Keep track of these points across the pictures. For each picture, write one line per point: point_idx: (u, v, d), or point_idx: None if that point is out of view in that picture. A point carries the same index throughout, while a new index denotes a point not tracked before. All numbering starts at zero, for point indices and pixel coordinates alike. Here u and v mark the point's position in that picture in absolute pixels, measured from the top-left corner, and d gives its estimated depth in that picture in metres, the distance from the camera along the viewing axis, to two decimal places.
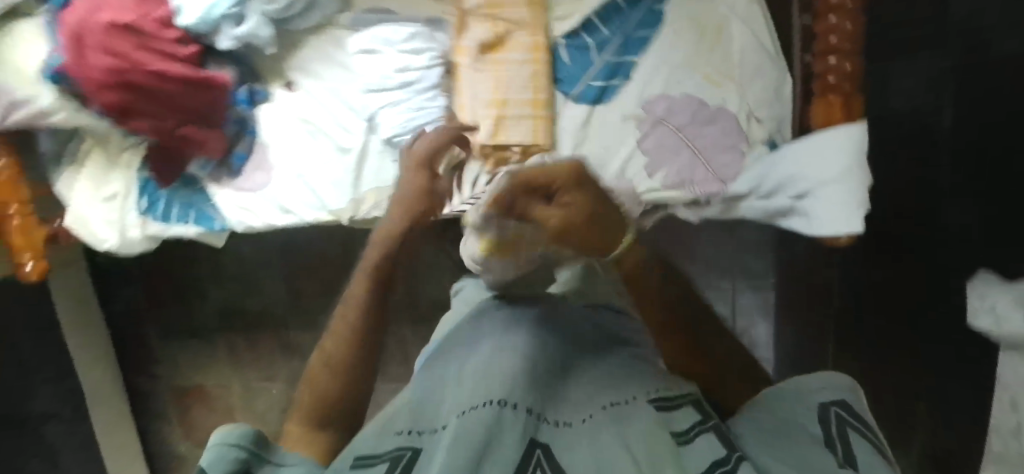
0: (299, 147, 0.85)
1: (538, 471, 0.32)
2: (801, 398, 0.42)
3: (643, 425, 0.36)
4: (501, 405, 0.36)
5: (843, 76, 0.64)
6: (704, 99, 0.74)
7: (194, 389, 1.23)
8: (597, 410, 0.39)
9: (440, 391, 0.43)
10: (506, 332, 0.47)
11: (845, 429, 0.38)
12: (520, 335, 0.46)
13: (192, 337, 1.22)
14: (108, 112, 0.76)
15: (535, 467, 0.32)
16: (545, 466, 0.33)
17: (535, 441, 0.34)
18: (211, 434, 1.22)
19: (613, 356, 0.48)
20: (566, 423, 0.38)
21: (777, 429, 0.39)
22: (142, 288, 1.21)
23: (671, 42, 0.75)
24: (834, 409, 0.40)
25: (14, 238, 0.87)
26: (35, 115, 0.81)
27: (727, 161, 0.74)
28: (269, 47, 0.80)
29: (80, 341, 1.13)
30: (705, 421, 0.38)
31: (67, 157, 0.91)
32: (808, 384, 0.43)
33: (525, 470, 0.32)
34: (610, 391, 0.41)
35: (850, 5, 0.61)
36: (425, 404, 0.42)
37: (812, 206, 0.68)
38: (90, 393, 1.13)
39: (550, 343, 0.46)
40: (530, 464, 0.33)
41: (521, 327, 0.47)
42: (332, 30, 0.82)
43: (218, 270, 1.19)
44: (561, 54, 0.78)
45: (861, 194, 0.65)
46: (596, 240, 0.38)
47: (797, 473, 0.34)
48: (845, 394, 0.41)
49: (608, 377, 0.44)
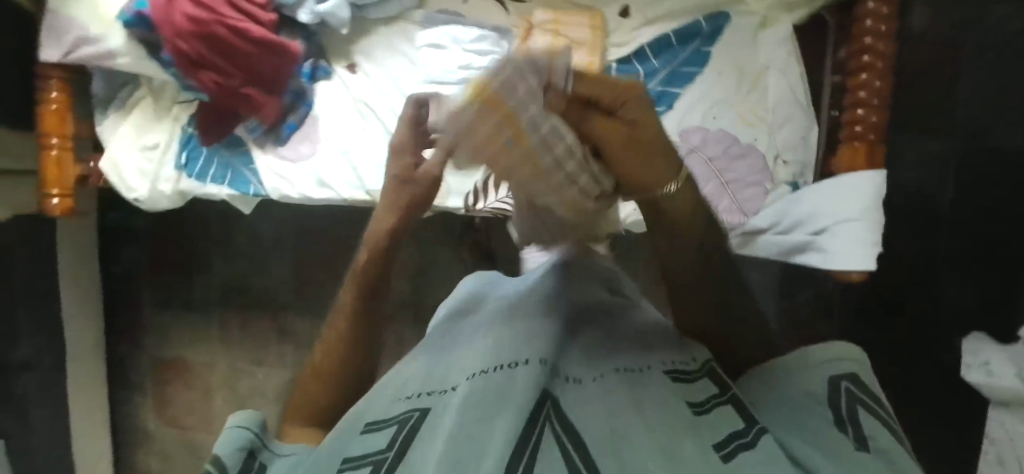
0: (349, 126, 0.89)
1: (549, 422, 0.33)
2: (808, 368, 0.40)
3: (658, 393, 0.37)
4: (514, 365, 0.35)
5: (868, 127, 0.71)
6: (737, 136, 0.80)
7: (177, 362, 1.20)
8: (609, 371, 0.39)
9: (449, 354, 0.44)
10: (518, 295, 0.47)
11: (855, 407, 0.36)
12: (533, 297, 0.46)
13: (187, 309, 1.21)
14: (178, 62, 0.79)
15: (546, 418, 0.33)
16: (556, 419, 0.33)
17: (545, 393, 0.35)
18: (184, 411, 1.19)
19: (631, 315, 0.47)
20: (578, 379, 0.37)
21: (784, 406, 0.38)
22: (147, 251, 1.21)
23: (712, 83, 0.81)
24: (846, 384, 0.38)
25: (48, 171, 0.88)
26: (101, 55, 0.83)
27: (750, 195, 0.79)
28: (343, 28, 0.85)
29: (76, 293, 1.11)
30: (722, 394, 0.38)
31: (117, 102, 0.93)
32: (822, 352, 0.40)
33: (536, 419, 0.32)
34: (620, 353, 0.41)
35: (881, 65, 0.70)
36: (435, 367, 0.43)
37: (830, 242, 0.73)
38: (75, 348, 1.10)
39: (565, 301, 0.46)
40: (541, 415, 0.33)
41: (533, 289, 0.47)
42: (403, 24, 0.88)
43: (228, 245, 1.19)
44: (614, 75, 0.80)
45: (875, 236, 0.71)
46: (643, 171, 0.33)
47: (819, 452, 0.34)
48: (855, 363, 0.39)
49: (636, 337, 0.44)
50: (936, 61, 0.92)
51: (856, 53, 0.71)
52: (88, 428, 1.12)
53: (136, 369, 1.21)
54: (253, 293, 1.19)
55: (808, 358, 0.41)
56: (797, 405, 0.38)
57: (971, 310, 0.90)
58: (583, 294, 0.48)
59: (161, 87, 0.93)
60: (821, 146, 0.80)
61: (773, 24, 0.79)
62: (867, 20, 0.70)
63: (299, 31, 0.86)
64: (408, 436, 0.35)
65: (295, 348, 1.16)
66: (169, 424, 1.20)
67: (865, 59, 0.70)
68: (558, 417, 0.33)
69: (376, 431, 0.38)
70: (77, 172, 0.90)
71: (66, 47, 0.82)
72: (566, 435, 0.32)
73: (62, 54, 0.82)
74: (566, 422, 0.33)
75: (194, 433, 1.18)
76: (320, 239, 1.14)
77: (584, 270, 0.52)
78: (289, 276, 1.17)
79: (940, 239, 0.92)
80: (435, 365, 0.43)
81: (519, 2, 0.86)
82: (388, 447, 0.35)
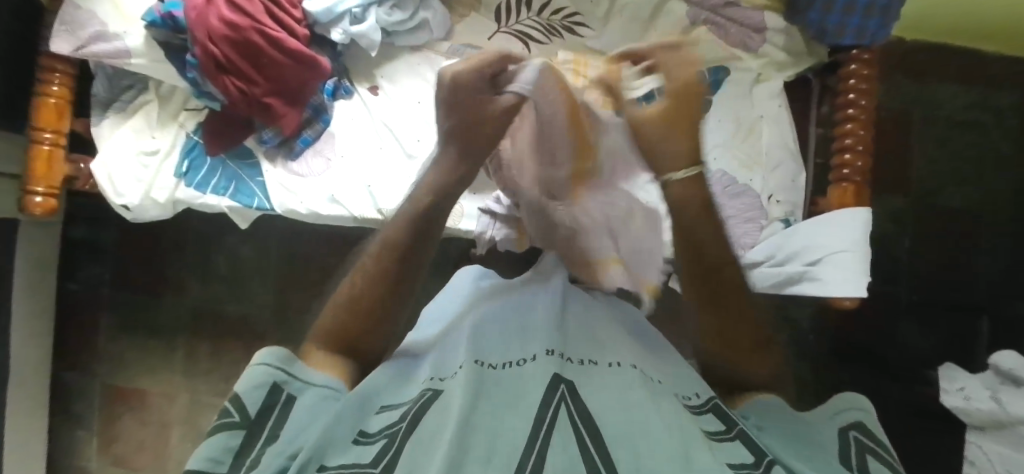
0: (367, 146, 0.90)
1: (562, 399, 0.41)
2: (822, 420, 0.46)
3: (666, 397, 0.44)
4: (527, 359, 0.45)
5: (855, 169, 0.80)
6: (735, 177, 0.87)
7: (134, 392, 1.11)
8: (619, 363, 0.48)
9: (452, 350, 0.51)
10: (521, 308, 0.56)
11: (863, 454, 0.42)
12: (538, 310, 0.54)
13: (150, 334, 1.12)
14: (202, 65, 0.78)
15: (559, 398, 0.41)
16: (568, 396, 0.41)
17: (559, 381, 0.43)
18: (140, 448, 1.10)
19: (629, 333, 0.56)
20: (590, 364, 0.47)
21: (792, 432, 0.45)
22: (112, 270, 1.13)
23: (712, 128, 0.89)
24: (852, 433, 0.44)
25: (35, 166, 0.83)
26: (116, 53, 0.82)
27: (747, 231, 0.86)
28: (372, 51, 0.89)
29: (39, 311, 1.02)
30: (729, 428, 0.43)
31: (118, 105, 0.90)
32: (834, 405, 0.47)
33: (551, 399, 0.41)
34: (610, 354, 0.50)
35: (863, 118, 0.79)
36: (440, 357, 0.51)
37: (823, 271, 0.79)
38: (28, 372, 0.99)
39: (568, 318, 0.55)
40: (555, 395, 0.41)
41: (534, 304, 0.56)
42: (427, 53, 0.93)
43: (205, 267, 1.12)
44: None
45: (864, 266, 0.78)
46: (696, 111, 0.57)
47: None
48: (864, 415, 0.46)
49: (633, 348, 0.53)
50: (892, 128, 1.05)
51: (842, 106, 0.81)
52: (22, 464, 0.99)
53: (85, 398, 1.12)
54: (226, 318, 1.11)
55: (819, 415, 0.47)
56: (806, 438, 0.44)
57: (929, 352, 1.01)
58: (581, 307, 0.57)
59: (170, 93, 0.91)
60: (806, 189, 0.89)
61: (766, 81, 0.89)
62: (851, 79, 0.80)
63: (327, 50, 0.89)
64: (426, 403, 0.42)
65: None
66: (117, 462, 1.11)
67: (850, 112, 0.79)
68: (570, 404, 0.40)
69: (389, 411, 0.44)
70: (65, 172, 0.86)
71: (77, 41, 0.80)
72: (576, 419, 0.39)
73: (74, 47, 0.80)
74: (575, 406, 0.40)
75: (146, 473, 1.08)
76: (308, 264, 1.11)
77: (583, 294, 0.61)
78: (270, 301, 1.11)
79: (902, 284, 1.03)
80: (448, 348, 0.52)
81: (542, 44, 0.93)
82: (400, 420, 0.41)
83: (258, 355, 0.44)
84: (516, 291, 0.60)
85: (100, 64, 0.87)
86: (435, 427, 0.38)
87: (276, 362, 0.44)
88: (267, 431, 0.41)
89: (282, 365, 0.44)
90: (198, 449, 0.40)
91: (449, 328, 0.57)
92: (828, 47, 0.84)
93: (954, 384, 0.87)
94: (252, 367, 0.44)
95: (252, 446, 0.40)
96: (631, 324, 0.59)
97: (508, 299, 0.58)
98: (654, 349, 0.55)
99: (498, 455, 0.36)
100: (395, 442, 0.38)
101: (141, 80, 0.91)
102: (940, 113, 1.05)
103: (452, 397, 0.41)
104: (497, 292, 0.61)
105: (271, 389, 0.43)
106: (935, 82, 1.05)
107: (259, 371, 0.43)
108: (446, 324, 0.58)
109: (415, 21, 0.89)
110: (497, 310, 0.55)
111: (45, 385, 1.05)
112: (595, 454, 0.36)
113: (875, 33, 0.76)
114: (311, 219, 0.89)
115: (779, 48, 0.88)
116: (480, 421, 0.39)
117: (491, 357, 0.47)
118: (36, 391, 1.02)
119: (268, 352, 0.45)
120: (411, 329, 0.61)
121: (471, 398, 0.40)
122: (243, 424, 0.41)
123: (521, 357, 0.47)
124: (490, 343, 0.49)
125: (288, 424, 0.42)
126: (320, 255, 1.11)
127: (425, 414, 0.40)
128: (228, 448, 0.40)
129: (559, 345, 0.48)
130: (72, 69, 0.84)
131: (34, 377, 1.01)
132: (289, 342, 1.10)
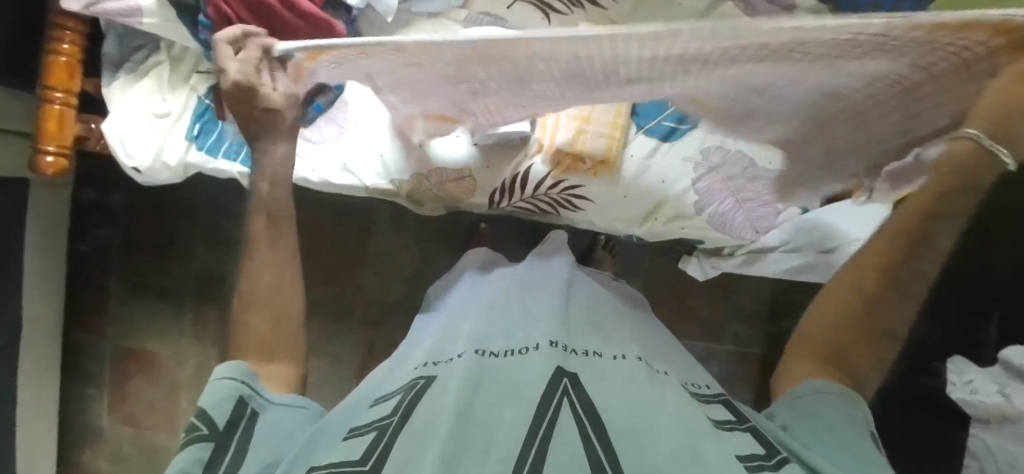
0: (378, 114, 0.89)
1: (565, 393, 0.40)
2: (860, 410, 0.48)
3: (674, 389, 0.44)
4: (528, 348, 0.45)
5: None
6: (754, 159, 0.84)
7: (143, 355, 1.13)
8: (626, 357, 0.48)
9: (452, 337, 0.52)
10: (527, 295, 0.55)
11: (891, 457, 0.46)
12: (544, 296, 0.54)
13: (158, 297, 1.13)
14: (216, 26, 0.78)
15: (562, 392, 0.40)
16: (571, 390, 0.40)
17: (563, 373, 0.42)
18: (149, 409, 1.13)
19: (630, 321, 0.58)
20: (596, 353, 0.47)
21: (828, 426, 0.47)
22: (121, 233, 1.13)
23: None
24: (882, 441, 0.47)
25: (46, 127, 0.83)
26: (127, 12, 0.80)
27: (763, 214, 0.85)
28: (388, 17, 0.89)
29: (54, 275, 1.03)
30: (742, 422, 0.43)
31: (129, 65, 0.88)
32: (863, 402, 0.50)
33: (551, 393, 0.40)
34: (615, 345, 0.50)
35: None
36: (438, 344, 0.52)
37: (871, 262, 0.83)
38: (42, 336, 1.01)
39: (574, 305, 0.54)
40: (558, 388, 0.40)
41: (540, 291, 0.56)
42: (443, 20, 0.93)
43: (213, 232, 1.12)
44: None
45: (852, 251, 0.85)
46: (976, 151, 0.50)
47: None
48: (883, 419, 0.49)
49: (640, 342, 0.53)
50: None
51: None
52: (35, 420, 1.01)
53: (96, 358, 1.14)
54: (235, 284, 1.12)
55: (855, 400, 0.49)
56: (840, 431, 0.46)
57: (936, 343, 0.95)
58: (584, 295, 0.57)
59: (181, 54, 0.89)
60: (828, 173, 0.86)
61: None
62: None
63: (342, 14, 0.87)
64: (418, 393, 0.43)
65: None
66: (127, 420, 1.13)
67: None
68: (574, 395, 0.40)
69: (384, 401, 0.45)
70: (76, 131, 0.86)
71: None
72: (580, 412, 0.39)
73: (84, 5, 0.78)
74: (579, 397, 0.40)
75: (155, 432, 1.12)
76: (318, 231, 1.13)
77: (590, 285, 0.61)
78: None
79: None
80: (449, 335, 0.53)
81: (562, 15, 0.93)
82: (394, 412, 0.42)
83: (220, 371, 0.51)
84: (518, 278, 0.60)
85: (111, 23, 0.85)
86: (426, 420, 0.39)
87: (232, 382, 0.50)
88: (233, 443, 0.47)
89: (246, 380, 0.50)
90: (173, 460, 0.45)
91: (452, 319, 0.57)
92: None
93: (962, 377, 0.86)
94: (213, 384, 0.50)
95: (220, 460, 0.46)
96: (628, 315, 0.59)
97: (509, 287, 0.58)
98: (658, 344, 0.56)
99: (497, 447, 0.36)
100: (387, 434, 0.39)
101: (152, 41, 0.89)
102: None
103: (447, 387, 0.42)
104: (506, 279, 0.62)
105: (237, 403, 0.49)
106: None
107: (218, 385, 0.50)
108: (452, 313, 0.59)
109: None
110: (500, 299, 0.55)
111: (56, 342, 1.06)
112: (599, 450, 0.36)
113: None
114: (323, 188, 0.90)
115: None
116: (475, 415, 0.39)
117: (492, 346, 0.47)
118: (46, 350, 1.03)
119: (228, 368, 0.52)
120: (409, 338, 0.62)
121: (466, 392, 0.40)
122: (212, 434, 0.47)
123: (521, 347, 0.47)
124: (492, 332, 0.50)
125: (253, 438, 0.48)
126: (330, 225, 1.13)
127: (416, 406, 0.41)
128: (198, 459, 0.45)
129: (563, 337, 0.47)
130: (82, 27, 0.82)
131: (46, 337, 1.02)
132: None
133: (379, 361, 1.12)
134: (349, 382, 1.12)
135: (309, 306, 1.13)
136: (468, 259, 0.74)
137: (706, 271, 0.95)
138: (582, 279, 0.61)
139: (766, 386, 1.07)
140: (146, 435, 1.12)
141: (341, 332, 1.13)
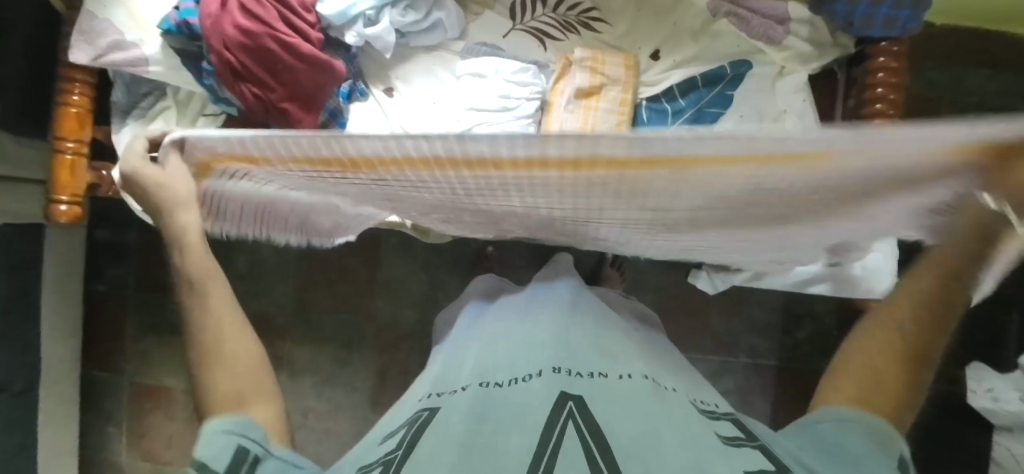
0: None
1: (569, 416, 0.40)
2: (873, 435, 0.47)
3: (683, 412, 0.44)
4: (530, 377, 0.45)
5: None
6: None
7: (159, 391, 1.14)
8: (633, 377, 0.47)
9: (457, 369, 0.53)
10: (526, 321, 0.56)
11: None
12: (547, 325, 0.55)
13: (174, 332, 1.14)
14: (219, 72, 0.80)
15: (566, 414, 0.40)
16: (575, 412, 0.40)
17: (567, 396, 0.42)
18: (167, 444, 1.14)
19: (634, 342, 0.58)
20: (603, 377, 0.46)
21: (832, 450, 0.46)
22: (135, 272, 1.15)
23: (734, 124, 0.87)
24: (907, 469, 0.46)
25: (59, 175, 0.85)
26: (134, 61, 0.83)
27: None
28: (388, 52, 0.90)
29: (72, 315, 1.06)
30: (750, 439, 0.43)
31: (139, 110, 0.90)
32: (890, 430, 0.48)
33: (556, 414, 0.40)
34: (621, 366, 0.49)
35: (892, 113, 0.77)
36: (444, 375, 0.53)
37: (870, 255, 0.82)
38: (59, 379, 1.03)
39: (577, 331, 0.54)
40: (562, 411, 0.40)
41: (543, 320, 0.56)
42: (442, 53, 0.95)
43: (227, 267, 1.15)
44: (641, 113, 0.92)
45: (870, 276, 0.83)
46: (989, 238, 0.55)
47: None
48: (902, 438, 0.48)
49: (646, 364, 0.52)
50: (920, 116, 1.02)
51: (868, 101, 0.78)
52: (56, 460, 1.03)
53: (115, 396, 1.16)
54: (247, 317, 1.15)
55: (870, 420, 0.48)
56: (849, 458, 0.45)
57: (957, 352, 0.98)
58: (588, 323, 0.57)
59: (187, 98, 0.91)
60: None
61: (789, 73, 0.87)
62: (880, 73, 0.77)
63: (341, 53, 0.90)
64: (423, 425, 0.43)
65: (292, 377, 1.14)
66: (146, 456, 1.14)
67: (878, 107, 0.77)
68: (580, 417, 0.40)
69: (393, 434, 0.46)
70: (88, 180, 0.87)
71: (96, 51, 0.80)
72: (585, 434, 0.38)
73: (93, 57, 0.80)
74: (585, 419, 0.39)
75: (174, 467, 1.13)
76: (326, 261, 1.14)
77: (590, 308, 0.61)
78: (291, 300, 1.15)
79: None
80: (453, 368, 0.53)
81: (558, 41, 0.95)
82: (399, 444, 0.42)
83: (214, 421, 0.49)
84: (520, 306, 0.61)
85: (118, 71, 0.88)
86: (428, 451, 0.39)
87: (225, 429, 0.48)
88: None
89: (240, 431, 0.48)
90: None
91: (458, 351, 0.57)
92: (854, 36, 0.81)
93: (981, 384, 0.85)
94: (209, 433, 0.48)
95: None
96: (642, 343, 0.60)
97: (511, 315, 0.59)
98: (663, 364, 0.56)
99: (502, 469, 0.35)
100: (392, 466, 0.39)
101: (158, 87, 0.91)
102: (970, 100, 1.01)
103: (452, 418, 0.42)
104: (511, 307, 0.62)
105: (225, 451, 0.47)
106: (969, 72, 1.01)
107: (214, 434, 0.48)
108: (461, 343, 0.59)
109: (429, 21, 0.90)
110: (504, 329, 0.56)
111: (74, 382, 1.08)
112: (602, 465, 0.35)
113: (906, 24, 0.73)
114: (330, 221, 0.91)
115: (803, 39, 0.85)
116: (478, 442, 0.38)
117: (496, 378, 0.47)
118: (64, 391, 1.05)
119: (220, 420, 0.50)
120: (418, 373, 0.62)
121: (470, 422, 0.40)
122: None
123: (525, 374, 0.47)
124: (496, 362, 0.50)
125: None
126: (340, 254, 1.14)
127: (420, 439, 0.41)
128: None
129: (568, 363, 0.47)
130: (91, 78, 0.85)
131: (63, 379, 1.04)
132: (311, 340, 1.14)
133: (391, 389, 1.12)
134: (364, 412, 1.12)
135: (321, 336, 1.14)
136: (478, 284, 0.75)
137: (715, 285, 0.94)
138: (585, 303, 0.61)
139: (784, 400, 1.06)
140: (165, 471, 1.13)
141: (354, 360, 1.13)
